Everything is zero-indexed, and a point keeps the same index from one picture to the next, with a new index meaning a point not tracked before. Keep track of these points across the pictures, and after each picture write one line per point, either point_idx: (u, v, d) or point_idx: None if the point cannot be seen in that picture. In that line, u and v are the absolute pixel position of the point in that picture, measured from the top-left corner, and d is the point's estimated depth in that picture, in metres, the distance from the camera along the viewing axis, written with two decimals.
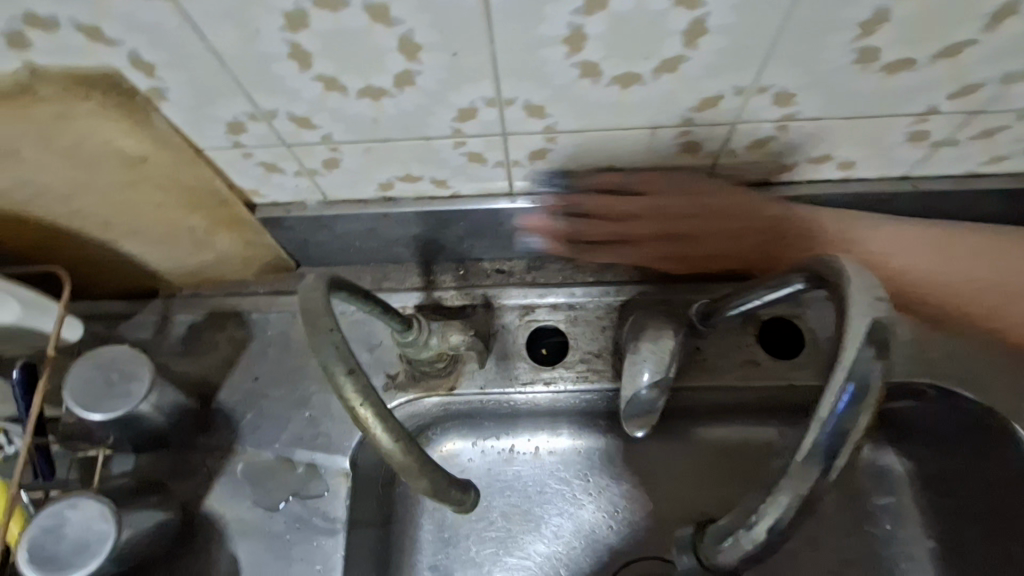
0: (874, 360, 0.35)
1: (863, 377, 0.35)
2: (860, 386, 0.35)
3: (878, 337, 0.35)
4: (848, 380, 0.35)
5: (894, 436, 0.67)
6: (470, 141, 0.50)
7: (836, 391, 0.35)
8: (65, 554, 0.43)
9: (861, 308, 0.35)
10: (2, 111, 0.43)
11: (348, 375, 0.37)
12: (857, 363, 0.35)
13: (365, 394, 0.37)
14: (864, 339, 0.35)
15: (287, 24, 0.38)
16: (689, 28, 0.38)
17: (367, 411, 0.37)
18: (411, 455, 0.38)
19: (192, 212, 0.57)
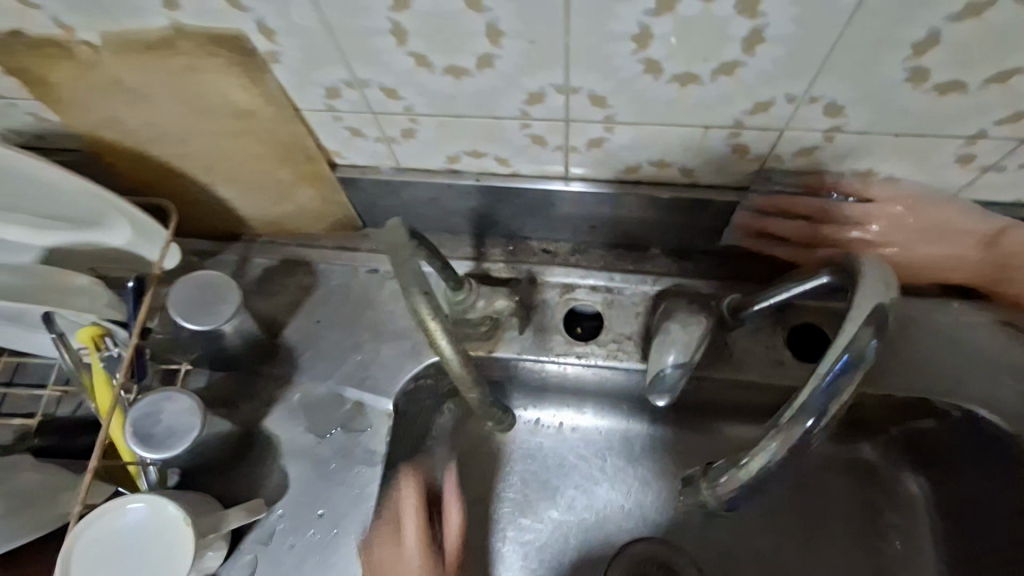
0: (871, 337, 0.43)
1: (859, 351, 0.42)
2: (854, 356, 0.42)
3: (878, 317, 0.43)
4: (843, 351, 0.43)
5: (913, 455, 0.69)
6: (535, 124, 0.55)
7: (831, 359, 0.43)
8: (161, 434, 0.53)
9: (866, 295, 0.43)
10: (145, 57, 0.51)
11: (423, 295, 0.48)
12: (854, 338, 0.43)
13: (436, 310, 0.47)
14: (864, 321, 0.43)
15: (393, 4, 0.43)
16: (749, 36, 0.42)
17: (438, 325, 0.48)
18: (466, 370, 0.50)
19: (283, 164, 0.64)
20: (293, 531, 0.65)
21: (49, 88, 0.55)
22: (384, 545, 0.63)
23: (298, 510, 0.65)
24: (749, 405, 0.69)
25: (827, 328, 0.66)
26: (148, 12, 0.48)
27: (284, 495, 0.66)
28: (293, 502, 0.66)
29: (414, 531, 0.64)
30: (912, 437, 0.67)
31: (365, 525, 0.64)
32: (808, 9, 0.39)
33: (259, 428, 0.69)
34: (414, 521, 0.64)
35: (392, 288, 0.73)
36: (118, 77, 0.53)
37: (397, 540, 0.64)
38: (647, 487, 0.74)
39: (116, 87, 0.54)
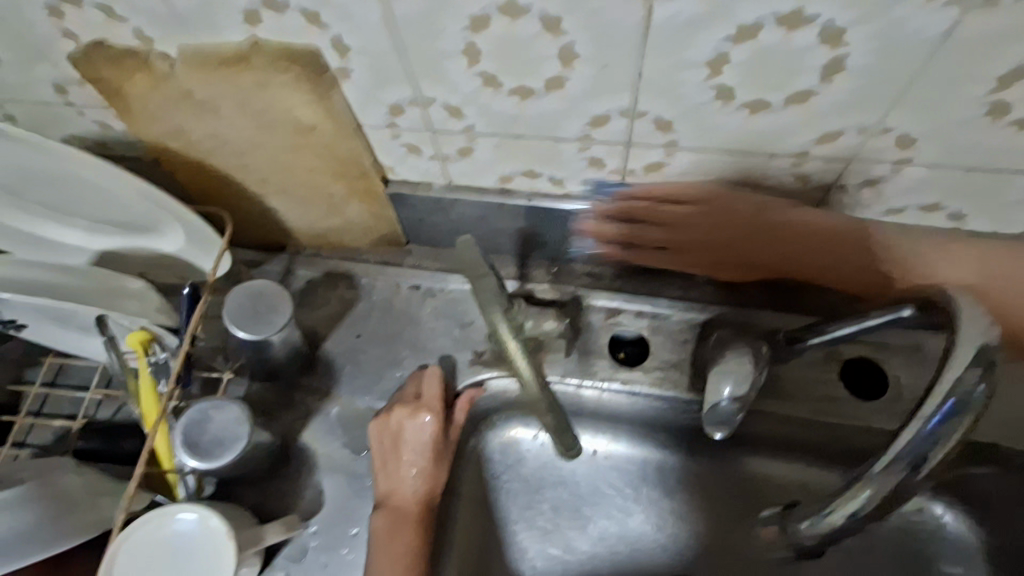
0: (978, 380, 0.38)
1: (966, 396, 0.38)
2: (960, 402, 0.38)
3: (985, 359, 0.38)
4: (948, 395, 0.38)
5: (969, 504, 0.65)
6: (594, 147, 0.55)
7: (934, 406, 0.38)
8: (207, 445, 0.53)
9: (967, 337, 0.39)
10: (220, 71, 0.52)
11: None
12: (958, 382, 0.38)
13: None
14: (970, 363, 0.38)
15: (471, 25, 0.44)
16: (826, 66, 0.42)
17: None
18: (542, 390, 0.46)
19: (337, 179, 0.65)
20: (326, 549, 0.63)
21: (122, 99, 0.57)
22: (402, 411, 0.65)
23: (332, 528, 0.64)
24: (795, 441, 0.66)
25: (881, 365, 0.65)
26: (230, 27, 0.49)
27: (318, 511, 0.65)
28: (327, 520, 0.64)
29: (432, 410, 0.65)
30: (969, 486, 0.65)
31: (371, 455, 0.65)
32: (893, 41, 0.39)
33: (296, 440, 0.68)
34: (433, 399, 0.66)
35: (434, 305, 0.73)
36: (189, 89, 0.54)
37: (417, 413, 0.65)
38: (674, 519, 0.71)
39: (187, 98, 0.56)
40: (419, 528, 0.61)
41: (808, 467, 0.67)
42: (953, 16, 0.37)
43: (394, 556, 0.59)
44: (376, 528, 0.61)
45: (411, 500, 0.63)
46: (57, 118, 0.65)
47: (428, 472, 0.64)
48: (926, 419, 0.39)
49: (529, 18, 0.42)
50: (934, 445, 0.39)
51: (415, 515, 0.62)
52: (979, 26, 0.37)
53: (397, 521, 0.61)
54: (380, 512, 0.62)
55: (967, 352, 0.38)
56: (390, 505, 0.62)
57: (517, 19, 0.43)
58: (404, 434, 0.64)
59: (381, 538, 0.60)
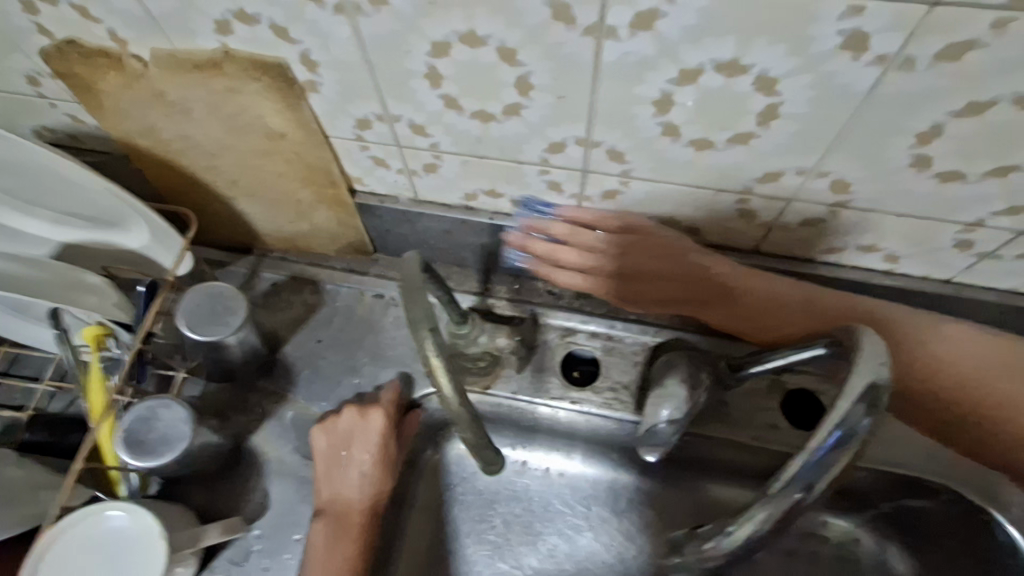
0: (863, 416, 0.39)
1: (851, 428, 0.39)
2: (846, 433, 0.39)
3: (873, 396, 0.39)
4: (835, 427, 0.40)
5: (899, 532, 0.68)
6: (554, 171, 0.57)
7: (823, 435, 0.40)
8: (149, 443, 0.53)
9: (862, 370, 0.40)
10: (192, 73, 0.53)
11: (430, 331, 0.45)
12: (846, 414, 0.40)
13: (442, 349, 0.44)
14: (856, 398, 0.39)
15: (433, 50, 0.46)
16: (764, 111, 0.44)
17: (440, 362, 0.44)
18: (462, 406, 0.46)
19: (305, 186, 0.66)
20: (268, 553, 0.63)
21: (94, 96, 0.58)
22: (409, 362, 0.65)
23: (277, 532, 0.64)
24: (735, 465, 0.69)
25: (822, 396, 0.66)
26: (201, 35, 0.50)
27: (264, 514, 0.65)
28: (272, 523, 0.64)
29: (376, 439, 0.64)
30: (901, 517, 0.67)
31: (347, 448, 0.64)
32: (825, 93, 0.41)
33: (248, 442, 0.68)
34: (379, 427, 0.64)
35: (396, 314, 0.74)
36: (161, 89, 0.56)
37: (364, 435, 0.64)
38: (619, 540, 0.72)
39: (160, 99, 0.57)
40: (363, 532, 0.62)
41: (746, 488, 0.70)
42: (878, 73, 0.39)
43: (337, 565, 0.59)
44: (316, 539, 0.61)
45: (363, 507, 0.62)
46: (28, 108, 0.65)
47: (372, 488, 0.64)
48: (816, 445, 0.40)
49: (488, 47, 0.44)
50: (821, 474, 0.40)
51: (361, 523, 0.62)
52: (900, 84, 0.40)
53: (337, 527, 0.61)
54: (321, 524, 0.61)
55: (858, 387, 0.40)
56: (333, 513, 0.62)
57: (476, 47, 0.44)
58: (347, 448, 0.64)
59: (319, 547, 0.60)
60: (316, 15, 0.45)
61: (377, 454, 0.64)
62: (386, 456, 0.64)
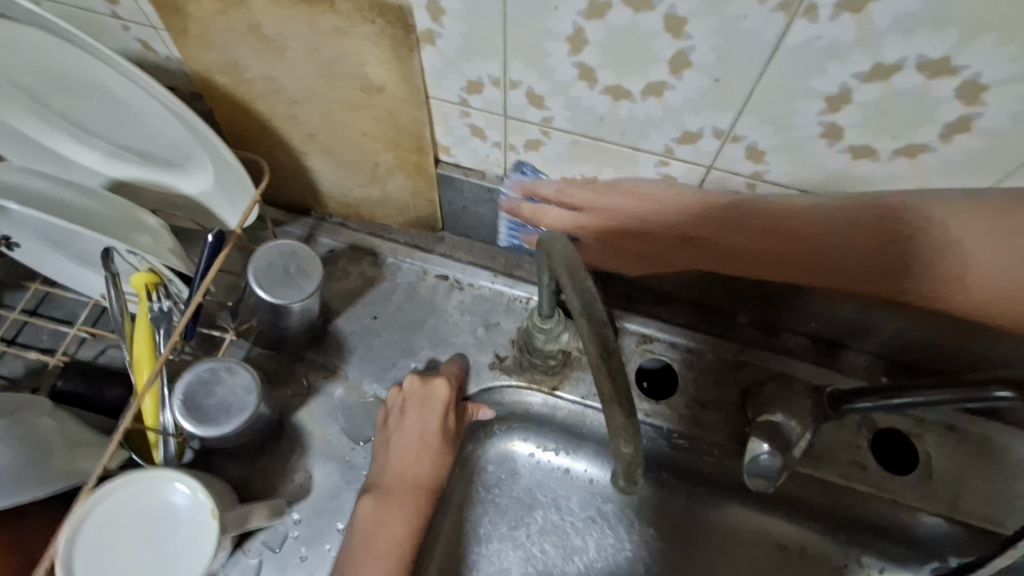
0: None
1: None
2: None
3: None
4: None
5: None
6: (674, 164, 0.52)
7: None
8: (211, 408, 0.48)
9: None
10: (300, 10, 0.48)
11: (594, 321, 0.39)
12: None
13: (601, 344, 0.39)
14: None
15: (587, 10, 0.41)
16: (953, 122, 0.39)
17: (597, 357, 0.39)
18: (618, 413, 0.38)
19: (389, 149, 0.61)
20: (307, 541, 0.58)
21: (182, 20, 0.52)
22: (432, 411, 0.61)
23: (318, 519, 0.59)
24: (798, 501, 0.64)
25: (912, 439, 0.62)
26: None
27: (305, 497, 0.60)
28: (314, 509, 0.59)
29: (438, 410, 0.61)
30: None
31: (397, 420, 0.61)
32: None
33: (292, 416, 0.63)
34: (443, 397, 0.61)
35: (461, 299, 0.69)
36: (259, 22, 0.50)
37: (425, 405, 0.61)
38: (664, 566, 0.67)
39: (255, 32, 0.51)
40: (418, 508, 0.58)
41: (805, 528, 0.65)
42: None
43: (387, 538, 0.56)
44: (364, 508, 0.57)
45: (420, 481, 0.59)
46: (98, 29, 0.60)
47: (435, 460, 0.60)
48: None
49: (653, 12, 0.39)
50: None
51: (416, 498, 0.58)
52: None
53: (389, 501, 0.57)
54: (371, 496, 0.57)
55: None
56: (386, 486, 0.58)
57: (640, 11, 0.39)
58: (407, 418, 0.61)
59: (369, 521, 0.56)
60: None
61: (439, 426, 0.61)
62: (446, 430, 0.61)
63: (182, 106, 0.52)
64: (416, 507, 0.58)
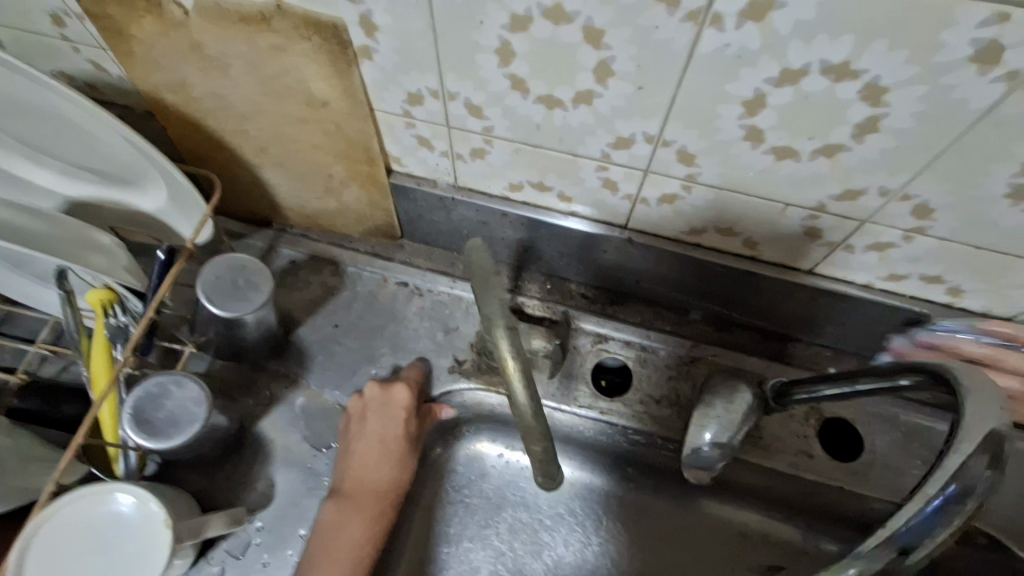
0: (986, 468, 0.31)
1: (971, 486, 0.31)
2: (965, 487, 0.31)
3: (995, 447, 0.32)
4: (952, 479, 0.31)
5: None
6: (612, 169, 0.53)
7: (938, 486, 0.31)
8: (160, 422, 0.49)
9: (983, 413, 0.33)
10: (237, 29, 0.49)
11: (506, 331, 0.41)
12: (966, 463, 0.31)
13: (517, 352, 0.40)
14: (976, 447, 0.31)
15: (510, 24, 0.42)
16: (862, 122, 0.41)
17: (515, 366, 0.40)
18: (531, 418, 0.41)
19: (339, 160, 0.62)
20: (268, 548, 0.59)
21: (125, 41, 0.53)
22: (393, 418, 0.62)
23: (279, 525, 0.60)
24: (752, 489, 0.66)
25: (858, 428, 0.64)
26: None
27: (266, 505, 0.61)
28: (277, 516, 0.60)
29: (399, 415, 0.62)
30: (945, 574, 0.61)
31: (359, 428, 0.62)
32: (937, 109, 0.38)
33: (254, 426, 0.64)
34: (404, 402, 0.62)
35: (420, 305, 0.70)
36: (200, 41, 0.51)
37: (386, 411, 0.62)
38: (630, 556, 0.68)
39: (199, 52, 0.52)
40: (377, 513, 0.59)
41: (766, 516, 0.67)
42: (1001, 92, 0.36)
43: (345, 544, 0.56)
44: (324, 516, 0.58)
45: (380, 486, 0.60)
46: (47, 50, 0.60)
47: (397, 465, 0.61)
48: (929, 499, 0.31)
49: (572, 25, 0.40)
50: (931, 536, 0.32)
51: (376, 504, 0.59)
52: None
53: (348, 506, 0.58)
54: (332, 501, 0.59)
55: (978, 431, 0.32)
56: (346, 491, 0.59)
57: (560, 24, 0.41)
58: (368, 424, 0.62)
59: (326, 526, 0.57)
60: None
61: (400, 431, 0.62)
62: (407, 434, 0.62)
63: (137, 137, 0.55)
64: (373, 515, 0.58)
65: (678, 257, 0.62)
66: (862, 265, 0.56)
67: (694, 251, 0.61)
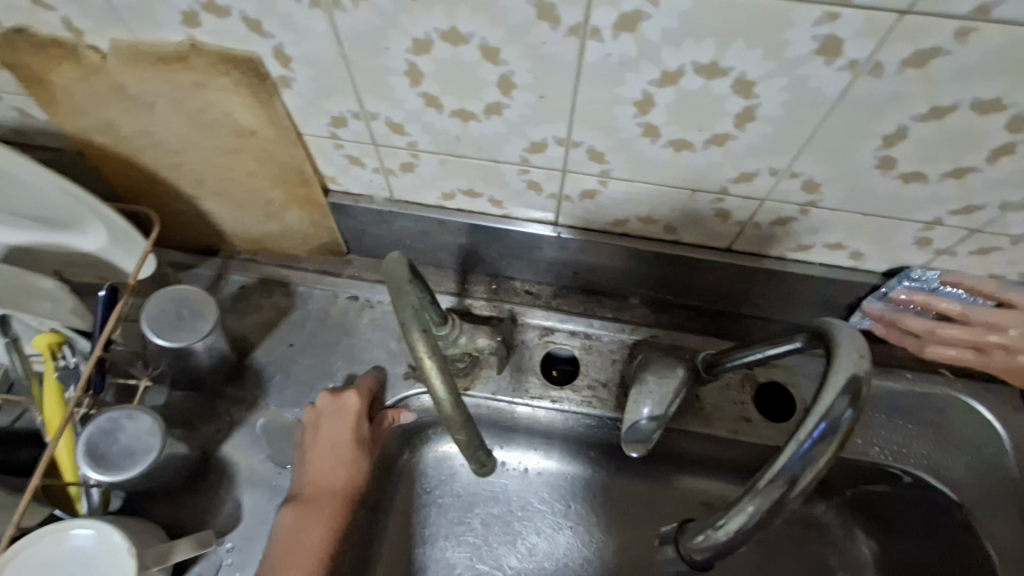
0: (846, 407, 0.39)
1: (836, 421, 0.39)
2: (832, 424, 0.39)
3: (853, 389, 0.39)
4: (820, 419, 0.39)
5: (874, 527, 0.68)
6: (533, 171, 0.57)
7: (809, 429, 0.40)
8: (114, 455, 0.51)
9: (843, 365, 0.40)
10: (157, 70, 0.51)
11: (422, 333, 0.43)
12: (830, 407, 0.39)
13: (435, 352, 0.42)
14: (841, 389, 0.39)
15: (413, 48, 0.45)
16: (740, 113, 0.45)
17: (433, 365, 0.42)
18: (456, 409, 0.43)
19: (276, 185, 0.64)
20: (240, 567, 0.61)
21: (46, 88, 0.54)
22: (343, 423, 0.64)
23: (248, 543, 0.62)
24: (701, 457, 0.71)
25: (790, 388, 0.68)
26: (166, 27, 0.48)
27: (235, 526, 0.63)
28: (247, 535, 0.62)
29: (349, 420, 0.64)
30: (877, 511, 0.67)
31: (311, 433, 0.64)
32: (800, 96, 0.42)
33: (217, 452, 0.66)
34: (353, 408, 0.64)
35: (372, 317, 0.72)
36: (122, 83, 0.53)
37: (337, 417, 0.64)
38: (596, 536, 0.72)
39: (122, 93, 0.54)
40: (335, 512, 0.61)
41: (719, 480, 0.72)
42: (850, 77, 0.40)
43: (305, 546, 0.59)
44: (283, 522, 0.60)
45: (336, 487, 0.62)
46: None
47: (350, 466, 0.63)
48: (802, 439, 0.40)
49: (469, 45, 0.44)
50: (809, 466, 0.40)
51: (334, 504, 0.62)
52: (872, 89, 0.41)
53: (307, 509, 0.61)
54: (291, 507, 0.61)
55: (839, 379, 0.40)
56: (306, 496, 0.62)
57: (458, 45, 0.44)
58: (320, 430, 0.64)
59: (289, 531, 0.60)
60: (293, 11, 0.44)
61: (352, 435, 0.63)
62: (360, 437, 0.64)
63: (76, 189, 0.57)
64: (330, 514, 0.61)
65: (610, 247, 0.66)
66: (772, 238, 0.60)
67: (621, 239, 0.65)
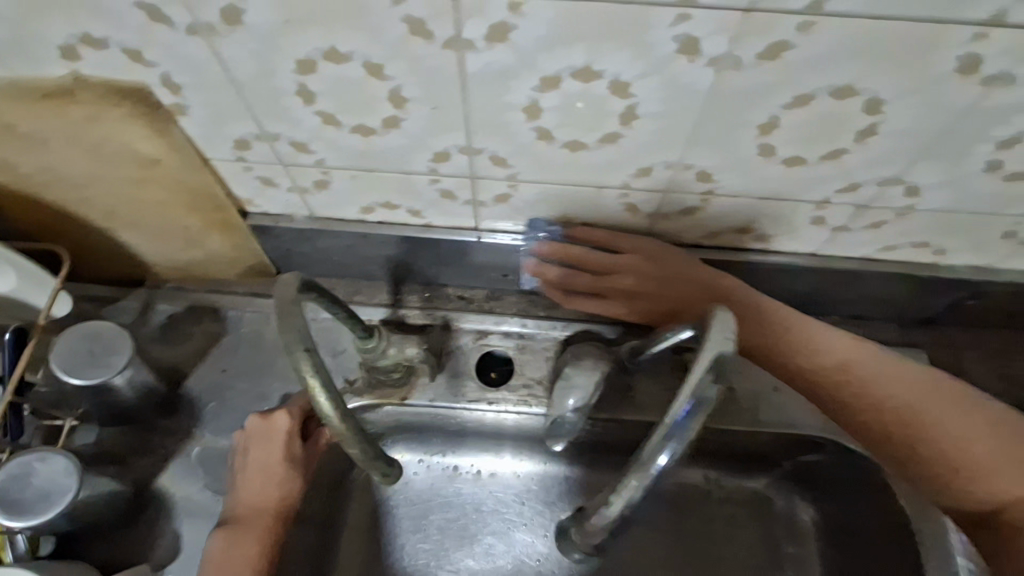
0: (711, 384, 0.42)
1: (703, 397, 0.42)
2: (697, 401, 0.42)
3: (718, 367, 0.42)
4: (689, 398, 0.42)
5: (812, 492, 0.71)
6: (444, 180, 0.58)
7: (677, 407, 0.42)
8: (29, 500, 0.50)
9: (713, 340, 0.41)
10: (45, 106, 0.50)
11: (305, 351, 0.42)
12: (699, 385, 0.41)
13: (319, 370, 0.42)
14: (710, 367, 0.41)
15: (298, 69, 0.45)
16: (623, 112, 0.47)
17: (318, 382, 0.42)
18: (345, 424, 0.44)
19: (190, 213, 0.63)
20: None
21: None
22: (274, 445, 0.63)
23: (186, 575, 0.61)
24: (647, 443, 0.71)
25: None
26: (47, 63, 0.47)
27: (174, 558, 0.62)
28: (184, 567, 0.61)
29: (280, 441, 0.63)
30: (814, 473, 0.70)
31: (242, 458, 0.63)
32: (673, 93, 0.44)
33: (152, 485, 0.65)
34: (284, 428, 0.64)
35: None
36: (10, 122, 0.52)
37: (267, 439, 0.63)
38: None
39: (10, 131, 0.53)
40: (267, 532, 0.61)
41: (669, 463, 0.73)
42: (714, 73, 0.42)
43: (236, 567, 0.59)
44: (212, 546, 0.60)
45: (269, 508, 0.62)
46: None
47: (282, 486, 0.63)
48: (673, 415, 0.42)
49: (352, 63, 0.44)
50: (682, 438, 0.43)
51: (266, 524, 0.62)
52: (737, 82, 0.43)
53: (238, 531, 0.61)
54: (221, 531, 0.61)
55: (707, 357, 0.41)
56: (236, 519, 0.62)
57: (341, 63, 0.44)
58: (250, 453, 0.63)
59: (219, 555, 0.60)
60: (172, 40, 0.44)
61: (282, 455, 0.63)
62: (292, 457, 0.64)
63: None
64: (260, 535, 0.61)
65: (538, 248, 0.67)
66: (683, 227, 0.63)
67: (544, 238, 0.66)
